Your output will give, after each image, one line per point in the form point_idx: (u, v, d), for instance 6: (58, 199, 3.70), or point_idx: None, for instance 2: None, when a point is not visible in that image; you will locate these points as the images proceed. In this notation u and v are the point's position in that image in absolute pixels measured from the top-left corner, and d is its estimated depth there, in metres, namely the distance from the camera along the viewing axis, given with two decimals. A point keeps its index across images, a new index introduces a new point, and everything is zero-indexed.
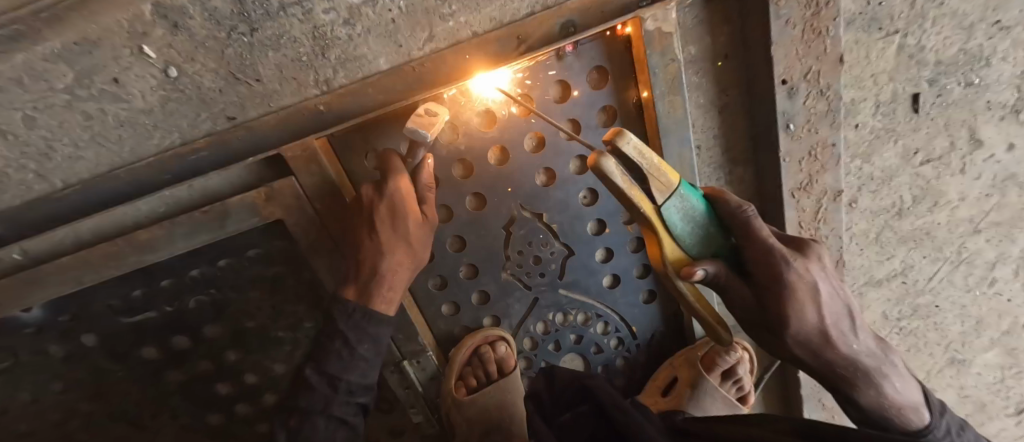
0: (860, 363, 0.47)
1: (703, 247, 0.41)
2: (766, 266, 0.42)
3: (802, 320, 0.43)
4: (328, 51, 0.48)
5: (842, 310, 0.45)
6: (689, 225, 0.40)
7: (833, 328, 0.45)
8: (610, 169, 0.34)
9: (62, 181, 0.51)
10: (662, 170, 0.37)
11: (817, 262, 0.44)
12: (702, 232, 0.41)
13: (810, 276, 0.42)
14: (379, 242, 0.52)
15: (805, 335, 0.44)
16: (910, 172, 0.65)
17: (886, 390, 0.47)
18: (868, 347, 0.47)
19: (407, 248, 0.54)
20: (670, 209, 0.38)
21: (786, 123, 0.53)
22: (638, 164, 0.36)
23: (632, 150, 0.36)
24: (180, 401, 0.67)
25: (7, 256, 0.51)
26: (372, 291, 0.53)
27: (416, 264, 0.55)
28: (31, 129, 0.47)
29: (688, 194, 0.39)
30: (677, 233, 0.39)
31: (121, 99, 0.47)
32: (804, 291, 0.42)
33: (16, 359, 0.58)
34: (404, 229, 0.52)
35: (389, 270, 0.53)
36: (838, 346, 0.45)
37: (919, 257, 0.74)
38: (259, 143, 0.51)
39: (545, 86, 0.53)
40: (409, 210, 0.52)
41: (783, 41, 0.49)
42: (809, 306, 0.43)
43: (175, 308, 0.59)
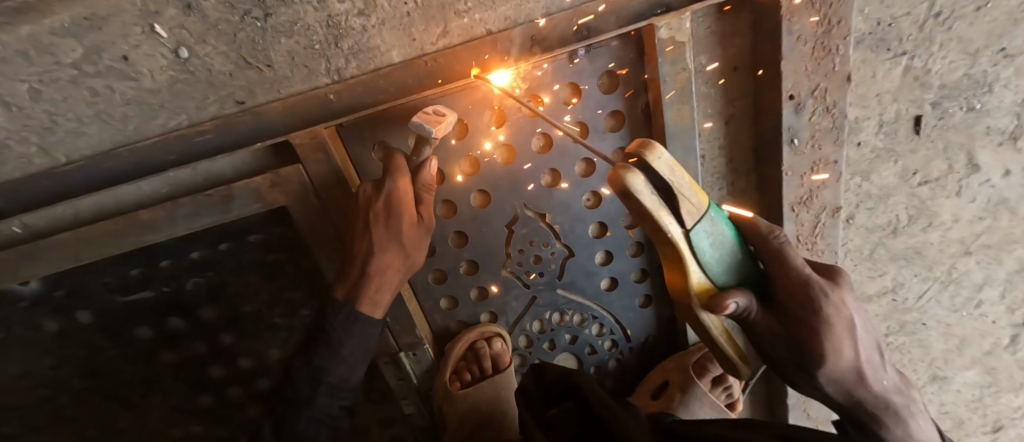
0: (886, 398, 0.46)
1: (731, 274, 0.42)
2: (797, 295, 0.42)
3: (835, 355, 0.43)
4: (341, 40, 0.48)
5: (873, 347, 0.46)
6: (717, 250, 0.40)
7: (867, 365, 0.45)
8: (638, 187, 0.34)
9: (65, 156, 0.50)
10: (693, 192, 0.37)
11: (850, 295, 0.44)
12: (731, 258, 0.42)
13: (843, 309, 0.43)
14: (372, 243, 0.53)
15: (836, 370, 0.44)
16: (907, 191, 0.66)
17: (914, 431, 0.45)
18: (896, 383, 0.47)
19: (399, 250, 0.54)
20: (702, 234, 0.38)
21: (791, 138, 0.54)
22: (669, 181, 0.36)
23: (664, 169, 0.36)
24: (172, 382, 0.67)
25: (6, 229, 0.51)
26: (361, 290, 0.55)
27: (408, 265, 0.56)
28: (35, 103, 0.47)
29: (719, 219, 0.40)
30: (708, 260, 0.39)
31: (129, 77, 0.47)
32: (838, 324, 0.43)
33: (9, 332, 0.58)
34: (396, 230, 0.53)
35: (378, 270, 0.54)
36: (869, 381, 0.45)
37: (910, 275, 0.75)
38: (265, 130, 0.51)
39: (556, 88, 0.53)
40: (405, 210, 0.52)
41: (793, 57, 0.49)
42: (843, 340, 0.43)
43: (172, 288, 0.59)
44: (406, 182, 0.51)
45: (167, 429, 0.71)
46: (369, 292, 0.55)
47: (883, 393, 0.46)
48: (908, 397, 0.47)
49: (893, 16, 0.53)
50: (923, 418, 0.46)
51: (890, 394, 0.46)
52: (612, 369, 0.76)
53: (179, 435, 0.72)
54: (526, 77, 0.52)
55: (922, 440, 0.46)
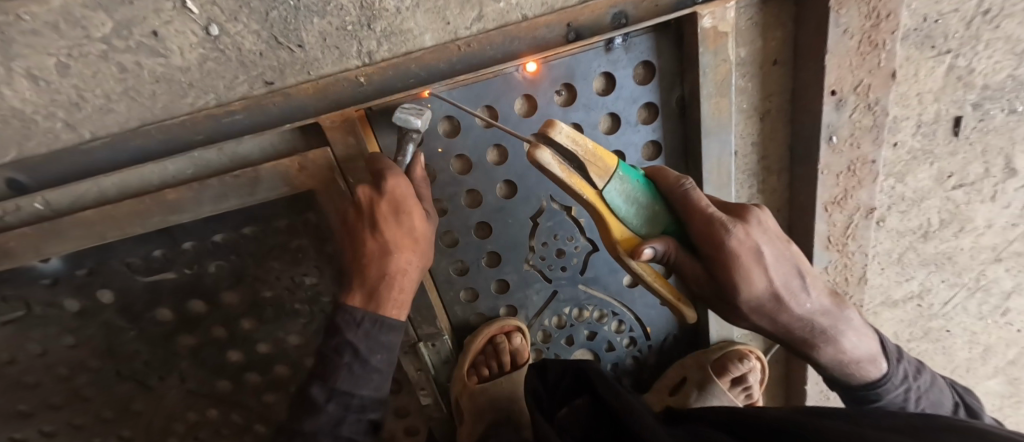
0: (806, 318, 0.48)
1: (650, 226, 0.42)
2: (707, 236, 0.41)
3: (746, 284, 0.43)
4: (374, 22, 0.47)
5: (792, 271, 0.45)
6: (632, 206, 0.41)
7: (783, 289, 0.45)
8: (546, 160, 0.36)
9: (91, 132, 0.49)
10: (596, 155, 0.38)
11: (758, 227, 0.42)
12: (646, 210, 0.42)
13: (750, 240, 0.41)
14: (385, 242, 0.50)
15: (752, 296, 0.44)
16: (942, 195, 0.64)
17: (843, 347, 0.51)
18: (823, 306, 0.48)
19: (414, 245, 0.51)
20: (613, 193, 0.39)
21: (829, 135, 0.53)
22: (572, 151, 0.37)
23: (565, 139, 0.37)
24: (190, 365, 0.66)
25: (29, 204, 0.50)
26: (382, 296, 0.51)
27: (425, 260, 0.53)
28: (63, 77, 0.46)
29: (627, 175, 0.40)
30: (622, 216, 0.41)
31: (159, 54, 0.46)
32: (746, 255, 0.42)
33: (30, 309, 0.58)
34: (408, 223, 0.50)
35: (398, 270, 0.51)
36: (785, 304, 0.45)
37: (938, 280, 0.73)
38: (295, 112, 0.50)
39: (590, 78, 0.52)
40: (412, 203, 0.49)
41: (838, 51, 0.48)
42: (753, 269, 0.42)
43: (194, 271, 0.58)
44: (402, 178, 0.49)
45: (183, 413, 0.71)
46: (389, 295, 0.51)
47: (801, 314, 0.47)
48: (835, 318, 0.49)
49: (941, 13, 0.51)
50: (848, 330, 0.51)
51: (815, 315, 0.48)
52: (630, 367, 0.75)
53: (194, 419, 0.72)
54: (560, 66, 0.51)
55: (845, 350, 0.51)
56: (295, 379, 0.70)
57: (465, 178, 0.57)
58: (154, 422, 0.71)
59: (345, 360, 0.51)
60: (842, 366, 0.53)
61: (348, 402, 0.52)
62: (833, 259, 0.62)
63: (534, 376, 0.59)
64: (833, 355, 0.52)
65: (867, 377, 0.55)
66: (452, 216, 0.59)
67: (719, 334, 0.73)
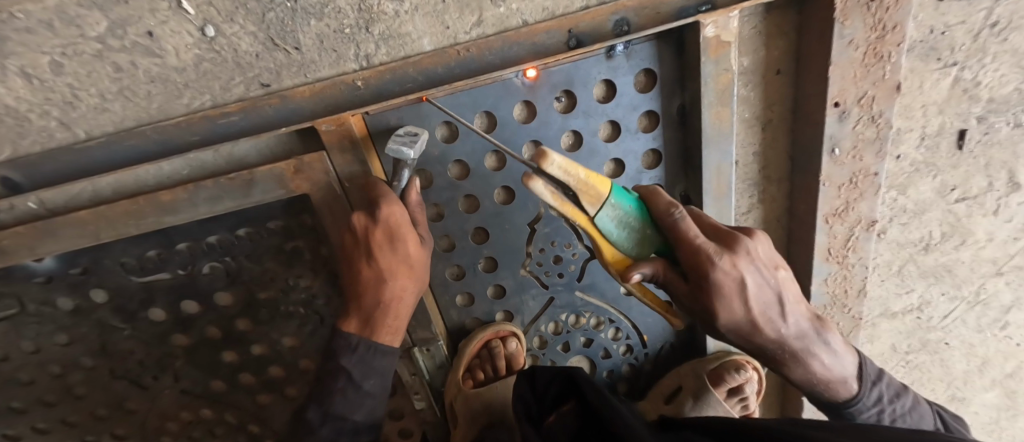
0: (782, 344, 0.47)
1: (641, 247, 0.42)
2: (692, 265, 0.41)
3: (726, 312, 0.43)
4: (372, 25, 0.47)
5: (773, 299, 0.44)
6: (623, 230, 0.41)
7: (762, 316, 0.44)
8: (536, 189, 0.36)
9: (85, 132, 0.49)
10: (589, 184, 0.37)
11: (745, 258, 0.41)
12: (638, 234, 0.41)
13: (734, 272, 0.41)
14: (381, 268, 0.52)
15: (730, 322, 0.44)
16: (943, 208, 0.63)
17: (814, 369, 0.50)
18: (800, 331, 0.47)
19: (410, 272, 0.53)
20: (602, 219, 0.39)
21: (832, 147, 0.52)
22: (564, 181, 0.36)
23: (558, 170, 0.35)
24: (183, 365, 0.66)
25: (23, 203, 0.50)
26: (378, 320, 0.53)
27: (420, 285, 0.54)
28: (58, 76, 0.45)
29: (619, 200, 0.40)
30: (612, 240, 0.41)
31: (154, 53, 0.46)
32: (728, 285, 0.41)
33: (23, 307, 0.58)
34: (403, 251, 0.51)
35: (394, 296, 0.53)
36: (763, 330, 0.45)
37: (937, 293, 0.73)
38: (291, 115, 0.49)
39: (590, 85, 0.51)
40: (408, 232, 0.51)
41: (842, 62, 0.47)
42: (732, 298, 0.42)
43: (188, 272, 0.58)
44: (398, 206, 0.50)
45: (177, 412, 0.71)
46: (385, 321, 0.53)
47: (779, 341, 0.46)
48: (812, 341, 0.48)
49: (948, 24, 0.50)
50: (828, 355, 0.50)
51: (790, 340, 0.47)
52: (625, 373, 0.75)
53: (188, 419, 0.72)
54: (560, 73, 0.50)
55: (819, 373, 0.51)
56: (290, 381, 0.70)
57: (462, 184, 0.56)
58: (148, 421, 0.71)
59: (338, 384, 0.54)
60: (814, 386, 0.53)
61: (340, 425, 0.55)
62: (832, 270, 0.62)
63: (523, 381, 0.58)
64: (805, 376, 0.51)
65: (842, 397, 0.54)
66: (449, 221, 0.59)
67: (716, 344, 0.73)
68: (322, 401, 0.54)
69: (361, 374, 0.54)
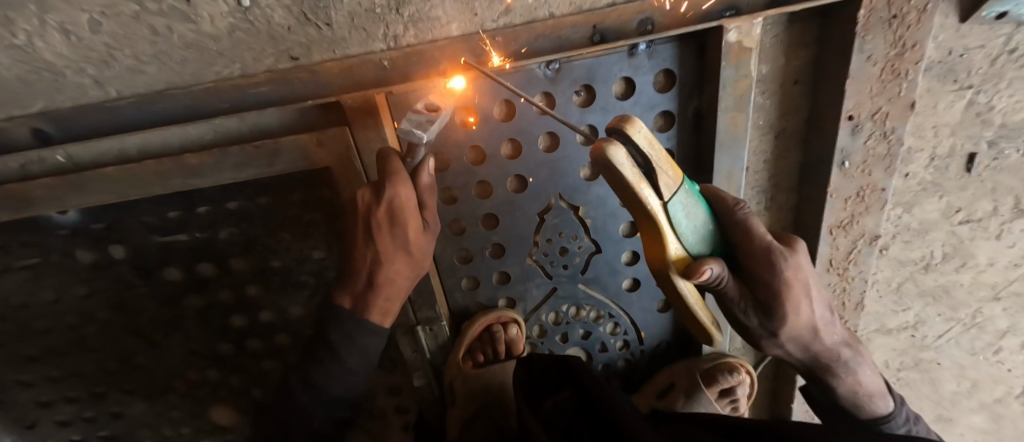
0: (832, 347, 0.51)
1: (705, 246, 0.43)
2: (762, 261, 0.44)
3: (792, 310, 0.46)
4: (402, 7, 0.47)
5: (826, 303, 0.49)
6: (694, 224, 0.41)
7: (818, 318, 0.48)
8: (620, 160, 0.34)
9: (117, 91, 0.50)
10: (670, 168, 0.38)
11: (805, 258, 0.46)
12: (705, 230, 0.43)
13: (801, 271, 0.45)
14: (377, 251, 0.52)
15: (792, 323, 0.47)
16: (947, 229, 0.64)
17: (859, 377, 0.54)
18: (843, 337, 0.52)
19: (406, 258, 0.53)
20: (682, 208, 0.39)
21: (842, 160, 0.53)
22: (648, 155, 0.36)
23: (641, 138, 0.36)
24: (192, 326, 0.68)
25: (52, 156, 0.52)
26: (369, 301, 0.54)
27: (416, 271, 0.55)
28: (96, 35, 0.47)
29: (693, 192, 0.41)
30: (682, 232, 0.40)
31: (190, 19, 0.46)
32: (795, 286, 0.45)
33: (46, 257, 0.60)
34: (402, 238, 0.52)
35: (387, 279, 0.53)
36: (821, 333, 0.49)
37: (934, 313, 0.74)
38: (315, 90, 0.52)
39: (610, 83, 0.52)
40: (409, 218, 0.51)
41: (860, 77, 0.48)
42: (799, 299, 0.46)
43: (206, 236, 0.60)
44: (405, 187, 0.49)
45: (183, 372, 0.73)
46: (375, 301, 0.54)
47: (830, 344, 0.50)
48: (853, 349, 0.53)
49: (967, 47, 0.51)
50: (868, 363, 0.54)
51: (838, 345, 0.51)
52: (620, 368, 0.76)
53: (193, 380, 0.74)
54: (581, 68, 0.51)
55: (862, 383, 0.54)
56: (294, 350, 0.72)
57: (477, 169, 0.58)
58: (153, 378, 0.73)
59: (342, 346, 0.54)
60: (855, 395, 0.55)
61: (328, 389, 0.55)
62: (831, 281, 0.63)
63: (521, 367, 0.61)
64: (849, 385, 0.54)
65: (876, 410, 0.57)
66: (464, 206, 0.60)
67: (712, 345, 0.74)
68: (320, 372, 0.54)
69: (363, 335, 0.54)
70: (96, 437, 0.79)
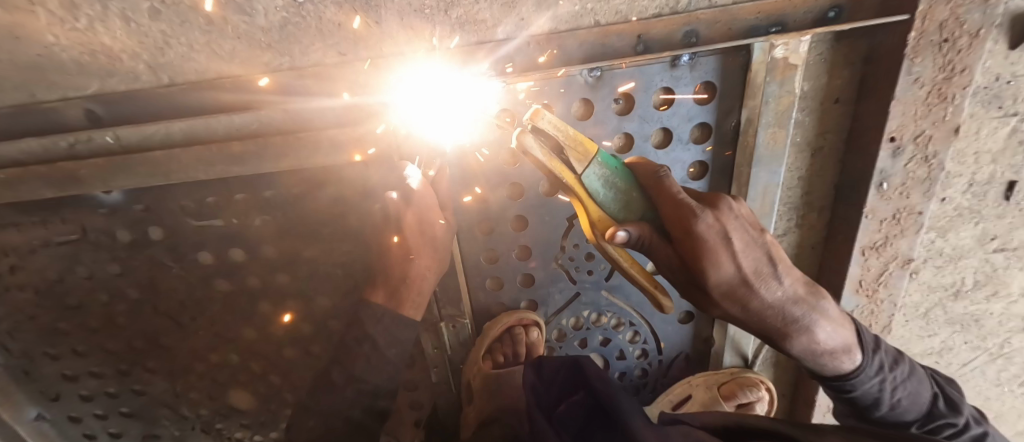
0: (776, 306, 0.43)
1: (629, 211, 0.42)
2: (674, 219, 0.40)
3: (713, 269, 0.40)
4: (451, 9, 0.48)
5: (763, 256, 0.42)
6: (610, 191, 0.41)
7: (753, 274, 0.41)
8: (529, 144, 0.39)
9: (169, 78, 0.52)
10: (577, 140, 0.40)
11: (727, 214, 0.41)
12: (626, 195, 0.41)
13: (718, 226, 0.40)
14: (409, 247, 0.53)
15: (720, 283, 0.41)
16: (980, 256, 0.63)
17: (817, 337, 0.45)
18: (795, 293, 0.43)
19: (434, 253, 0.55)
20: (590, 176, 0.40)
21: (880, 181, 0.53)
22: (553, 136, 0.40)
23: (547, 124, 0.39)
24: (220, 310, 0.69)
25: (101, 138, 0.53)
26: (404, 296, 0.52)
27: (441, 263, 0.56)
28: (153, 22, 0.48)
29: (607, 161, 0.41)
30: (599, 199, 0.41)
31: (245, 12, 0.48)
32: (714, 240, 0.39)
33: (85, 235, 0.62)
34: (431, 233, 0.54)
35: (417, 274, 0.53)
36: (756, 289, 0.42)
37: (961, 341, 0.71)
38: (354, 81, 0.51)
39: (651, 92, 0.52)
40: (435, 215, 0.54)
41: (905, 99, 0.48)
42: (720, 254, 0.40)
43: (240, 222, 0.61)
44: (427, 189, 0.53)
45: (205, 354, 0.74)
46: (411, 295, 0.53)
47: (772, 301, 0.42)
48: (812, 305, 0.44)
49: (1015, 74, 0.50)
50: (825, 318, 0.45)
51: (787, 303, 0.43)
52: (637, 377, 0.75)
53: (215, 362, 0.75)
54: (623, 76, 0.51)
55: (820, 342, 0.46)
56: (316, 340, 0.72)
57: (512, 171, 0.57)
58: (177, 359, 0.75)
59: None
60: (814, 355, 0.48)
61: (361, 387, 0.49)
62: (860, 303, 0.62)
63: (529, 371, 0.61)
64: (806, 345, 0.46)
65: (841, 367, 0.49)
66: (494, 207, 0.60)
67: (732, 360, 0.73)
68: None
69: None
70: (117, 414, 0.80)
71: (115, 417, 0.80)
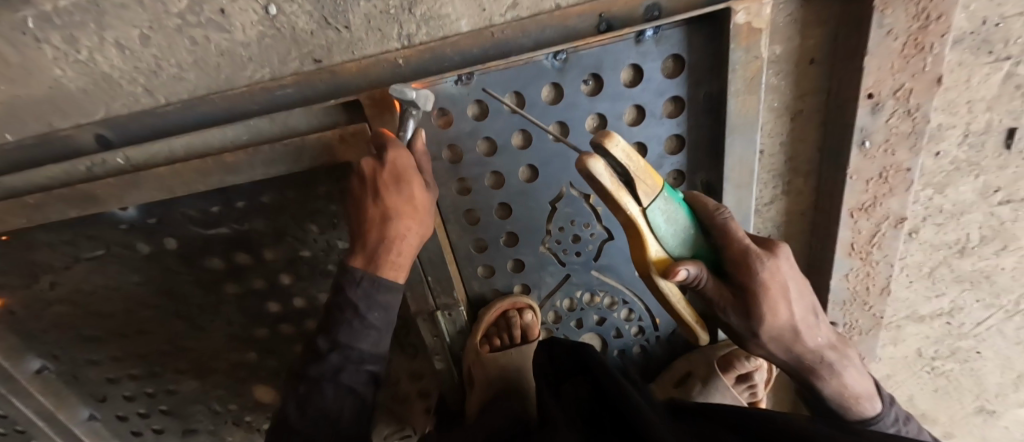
0: (782, 332, 0.47)
1: (684, 248, 0.44)
2: (743, 267, 0.43)
3: (772, 315, 0.45)
4: (414, 7, 0.50)
5: (789, 294, 0.45)
6: (671, 226, 0.42)
7: (773, 311, 0.45)
8: (597, 169, 0.36)
9: (164, 98, 0.56)
10: (646, 172, 0.39)
11: (788, 263, 0.45)
12: (685, 233, 0.44)
13: (780, 275, 0.44)
14: (383, 207, 0.51)
15: (771, 325, 0.46)
16: (985, 210, 0.60)
17: (810, 351, 0.49)
18: (804, 321, 0.47)
19: (415, 214, 0.52)
20: (655, 210, 0.40)
21: (861, 140, 0.52)
22: (624, 165, 0.38)
23: (619, 152, 0.37)
24: (235, 311, 0.74)
25: (113, 159, 0.58)
26: (381, 259, 0.53)
27: (425, 229, 0.54)
28: (145, 48, 0.53)
29: (671, 196, 0.42)
30: (661, 235, 0.42)
31: (224, 29, 0.51)
32: (775, 290, 0.44)
33: (109, 250, 0.68)
34: (407, 192, 0.51)
35: (397, 235, 0.52)
36: (769, 322, 0.45)
37: (972, 300, 0.68)
38: (336, 87, 0.56)
39: (619, 69, 0.53)
40: (411, 173, 0.51)
41: (879, 53, 0.47)
42: (779, 304, 0.45)
43: (244, 227, 0.66)
44: (404, 149, 0.50)
45: (229, 352, 0.80)
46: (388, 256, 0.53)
47: (783, 329, 0.47)
48: (813, 328, 0.48)
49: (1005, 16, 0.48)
50: (818, 337, 0.49)
51: (796, 332, 0.47)
52: (637, 356, 0.75)
53: (237, 359, 0.81)
54: (589, 56, 0.52)
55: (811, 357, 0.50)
56: None
57: (490, 160, 0.59)
58: (204, 358, 0.80)
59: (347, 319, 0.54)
60: (804, 366, 0.51)
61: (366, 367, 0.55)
62: (854, 266, 0.60)
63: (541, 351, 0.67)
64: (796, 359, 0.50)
65: (824, 380, 0.53)
66: (478, 196, 0.62)
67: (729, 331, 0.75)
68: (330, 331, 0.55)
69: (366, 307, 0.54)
70: (157, 411, 0.87)
71: (157, 415, 0.88)
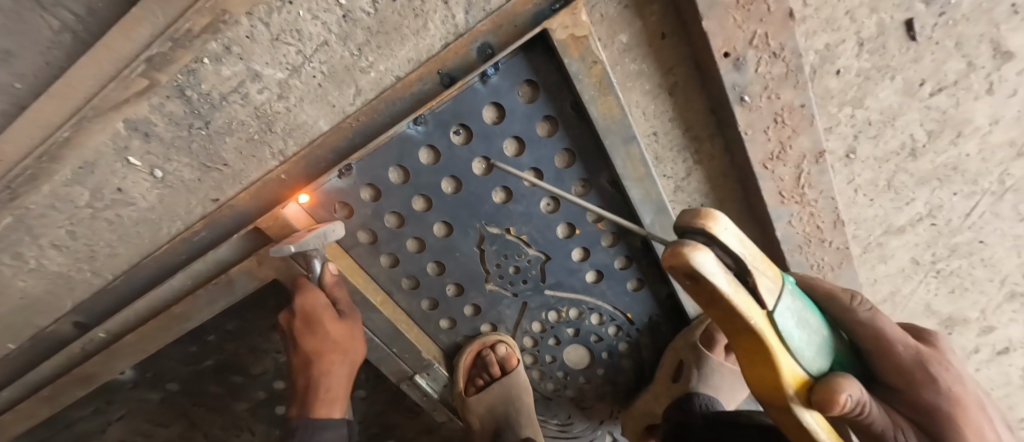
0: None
1: (821, 366, 0.35)
2: (884, 357, 0.38)
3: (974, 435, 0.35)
4: (273, 125, 0.53)
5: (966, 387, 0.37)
6: (805, 331, 0.35)
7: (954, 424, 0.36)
8: (708, 265, 0.27)
9: (112, 273, 0.63)
10: (765, 262, 0.32)
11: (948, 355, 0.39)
12: (817, 339, 0.36)
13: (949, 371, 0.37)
14: (306, 351, 0.60)
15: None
16: (920, 107, 0.55)
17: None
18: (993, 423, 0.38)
19: (336, 349, 0.60)
20: (784, 309, 0.33)
21: (740, 96, 0.49)
22: (736, 252, 0.30)
23: (731, 236, 0.30)
24: (252, 422, 0.80)
25: (96, 335, 0.64)
26: (312, 402, 0.61)
27: (350, 359, 0.62)
28: (75, 240, 0.58)
29: (796, 292, 0.36)
30: (798, 347, 0.33)
31: (129, 202, 0.57)
32: (964, 399, 0.36)
33: (127, 407, 0.75)
34: (322, 332, 0.59)
35: (324, 371, 0.60)
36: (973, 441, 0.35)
37: (949, 195, 0.61)
38: (243, 218, 0.57)
39: (478, 111, 0.53)
40: (322, 315, 0.58)
41: (714, 14, 0.44)
42: (958, 415, 0.36)
43: (225, 354, 0.71)
44: (312, 291, 0.57)
45: None
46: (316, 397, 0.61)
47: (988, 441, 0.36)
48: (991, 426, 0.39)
49: None
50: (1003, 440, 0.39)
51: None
52: (625, 352, 0.75)
53: None
54: (445, 111, 0.52)
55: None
56: None
57: (403, 230, 0.61)
58: None
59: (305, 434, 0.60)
60: None
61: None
62: (794, 211, 0.57)
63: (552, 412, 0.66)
64: None
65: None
66: (408, 263, 0.64)
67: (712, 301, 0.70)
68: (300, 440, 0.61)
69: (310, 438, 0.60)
70: None
71: None
